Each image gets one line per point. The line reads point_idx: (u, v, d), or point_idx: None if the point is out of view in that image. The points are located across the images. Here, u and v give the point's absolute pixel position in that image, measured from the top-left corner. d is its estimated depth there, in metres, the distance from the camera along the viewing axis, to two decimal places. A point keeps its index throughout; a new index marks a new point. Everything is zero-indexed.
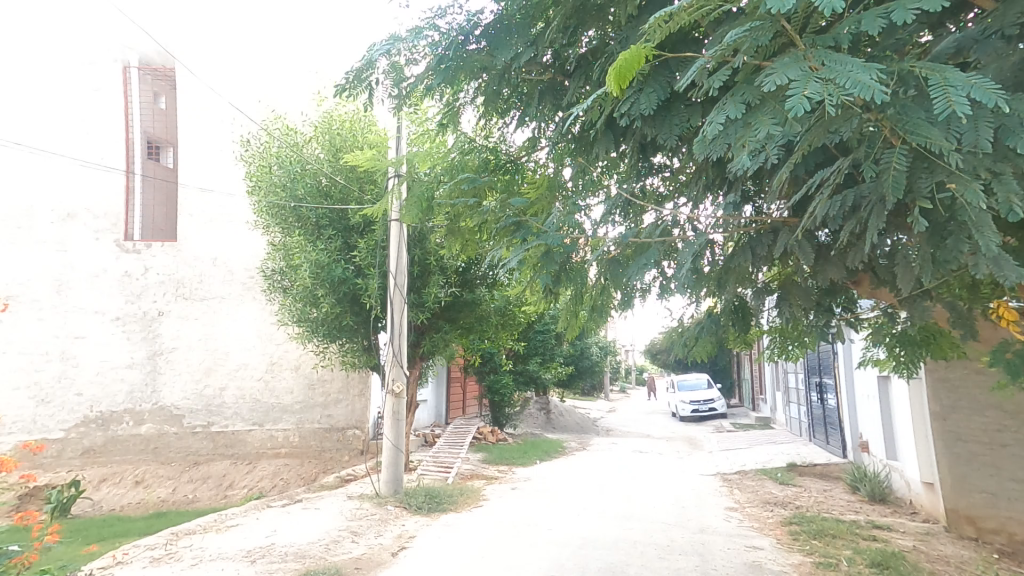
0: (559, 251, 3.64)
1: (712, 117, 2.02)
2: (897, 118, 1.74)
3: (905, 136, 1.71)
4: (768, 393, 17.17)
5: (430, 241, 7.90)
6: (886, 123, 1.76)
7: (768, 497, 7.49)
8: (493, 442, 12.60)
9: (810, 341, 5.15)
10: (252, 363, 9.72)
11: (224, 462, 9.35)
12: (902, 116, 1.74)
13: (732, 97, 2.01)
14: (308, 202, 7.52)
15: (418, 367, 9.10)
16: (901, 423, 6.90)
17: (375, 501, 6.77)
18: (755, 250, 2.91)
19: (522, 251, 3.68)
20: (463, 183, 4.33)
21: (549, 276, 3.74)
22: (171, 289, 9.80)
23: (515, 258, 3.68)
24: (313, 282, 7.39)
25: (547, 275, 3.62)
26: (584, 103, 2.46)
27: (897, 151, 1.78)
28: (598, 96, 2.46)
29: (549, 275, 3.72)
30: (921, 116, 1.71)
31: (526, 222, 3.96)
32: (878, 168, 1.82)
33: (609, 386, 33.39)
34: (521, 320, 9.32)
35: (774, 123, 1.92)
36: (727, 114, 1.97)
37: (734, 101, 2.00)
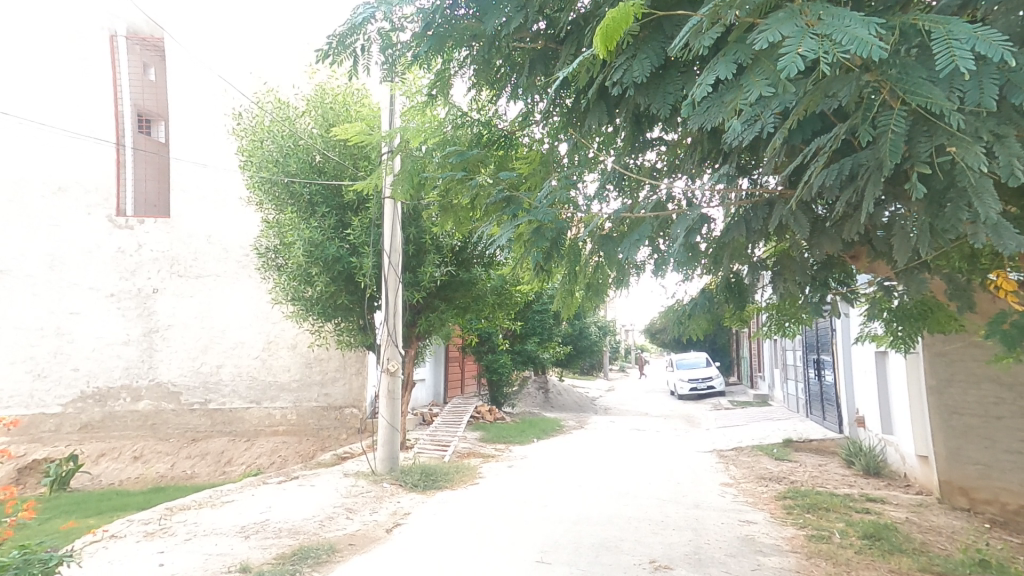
0: (550, 228, 3.54)
1: (703, 81, 1.93)
2: (898, 79, 1.66)
3: (905, 96, 1.63)
4: (765, 373, 17.26)
5: (425, 220, 7.81)
6: (886, 84, 1.67)
7: (763, 473, 7.54)
8: (490, 420, 12.69)
9: (806, 319, 5.12)
10: (249, 342, 9.73)
11: (222, 439, 9.42)
12: (904, 75, 1.65)
13: (724, 56, 1.92)
14: (301, 178, 7.41)
15: (415, 345, 9.10)
16: (897, 399, 6.92)
17: (371, 477, 6.81)
18: (749, 224, 2.83)
19: (512, 228, 3.59)
20: (452, 156, 4.22)
21: (540, 254, 3.66)
22: (166, 266, 9.73)
23: (506, 234, 3.60)
24: (307, 260, 7.34)
25: (539, 253, 3.54)
26: (572, 66, 2.35)
27: (897, 114, 1.70)
28: (587, 59, 2.35)
29: (540, 254, 3.65)
30: (923, 75, 1.62)
31: (516, 197, 3.87)
32: (876, 132, 1.73)
33: (607, 366, 33.63)
34: (518, 299, 9.29)
35: (767, 85, 1.84)
36: (718, 76, 1.89)
37: (726, 61, 1.91)
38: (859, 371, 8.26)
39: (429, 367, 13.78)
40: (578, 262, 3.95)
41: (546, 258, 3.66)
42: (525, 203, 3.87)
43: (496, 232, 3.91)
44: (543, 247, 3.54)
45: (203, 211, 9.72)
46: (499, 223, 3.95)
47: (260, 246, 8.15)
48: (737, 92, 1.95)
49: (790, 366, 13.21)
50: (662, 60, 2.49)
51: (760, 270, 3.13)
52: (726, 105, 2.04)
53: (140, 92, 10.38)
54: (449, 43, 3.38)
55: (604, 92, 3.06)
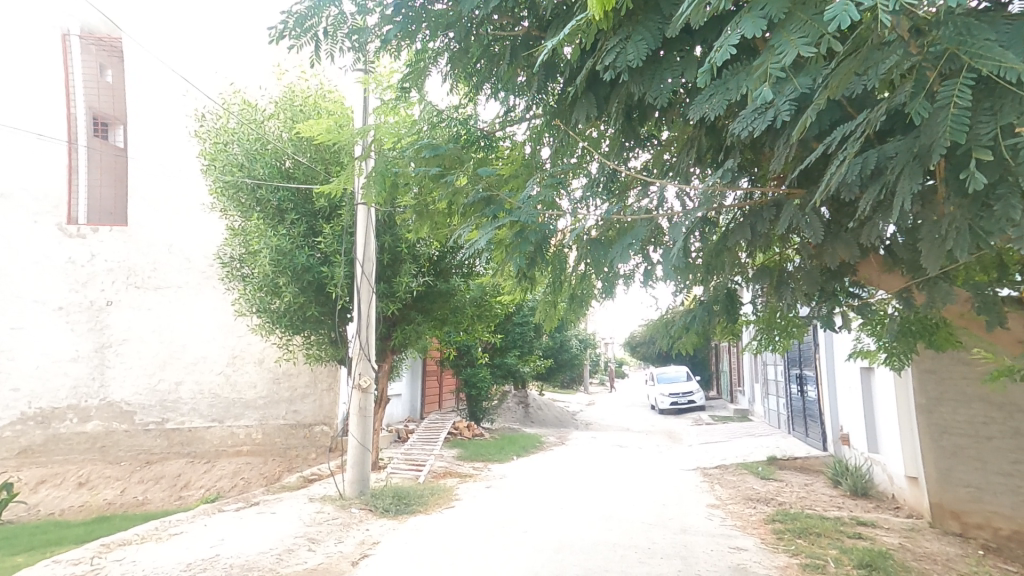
0: (535, 231, 3.24)
1: (725, 42, 1.69)
2: (960, 41, 1.44)
3: (971, 61, 1.41)
4: (745, 386, 17.24)
5: (401, 228, 7.45)
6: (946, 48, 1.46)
7: (749, 493, 7.30)
8: (468, 437, 12.25)
9: (798, 332, 4.94)
10: (212, 358, 9.18)
11: (180, 462, 8.80)
12: (966, 37, 1.44)
13: (750, 13, 1.69)
14: (268, 184, 6.98)
15: (389, 360, 8.67)
16: (885, 416, 6.76)
17: (338, 502, 6.31)
18: (753, 227, 2.57)
19: (492, 229, 3.26)
20: (425, 151, 3.91)
21: (525, 266, 3.34)
22: (121, 277, 9.13)
23: (485, 236, 3.26)
24: (274, 269, 6.93)
25: (522, 260, 3.20)
26: (564, 32, 2.08)
27: (961, 82, 1.49)
28: (583, 25, 2.09)
29: (528, 264, 3.34)
30: (991, 36, 1.41)
31: (497, 196, 3.57)
32: (931, 108, 1.51)
33: (588, 380, 33.46)
34: (498, 311, 8.98)
35: (805, 43, 1.63)
36: (744, 34, 1.65)
37: (752, 19, 1.68)
38: (844, 386, 8.13)
39: (406, 381, 13.30)
40: (561, 268, 3.68)
41: (530, 267, 3.34)
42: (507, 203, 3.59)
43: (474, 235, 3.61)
44: (529, 250, 3.21)
45: (161, 216, 9.16)
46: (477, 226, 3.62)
47: (220, 255, 7.64)
48: (766, 54, 1.72)
49: (772, 380, 13.12)
50: (659, 44, 2.24)
51: (762, 280, 2.88)
52: (749, 75, 1.80)
53: (95, 94, 9.54)
54: (420, 25, 3.11)
55: (593, 81, 2.83)
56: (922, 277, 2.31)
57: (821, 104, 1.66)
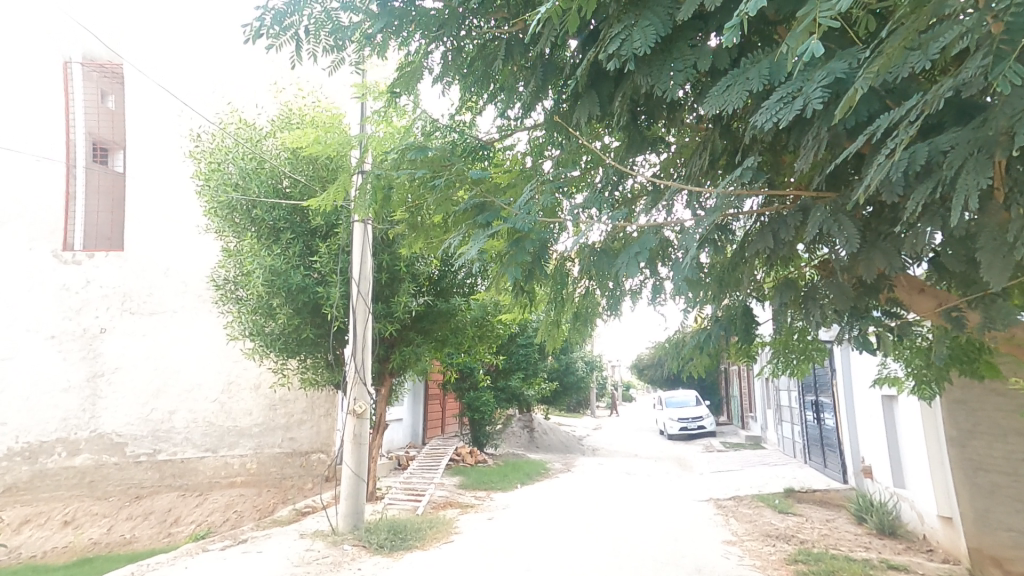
0: (534, 242, 3.01)
1: None
2: None
3: None
4: (757, 408, 16.74)
5: (398, 246, 7.24)
6: None
7: (769, 529, 6.84)
8: (472, 464, 11.82)
9: (817, 354, 4.64)
10: (206, 385, 8.91)
11: (171, 495, 8.46)
12: None
13: None
14: (263, 203, 6.81)
15: (387, 384, 8.37)
16: (912, 447, 6.34)
17: (330, 539, 5.92)
18: (777, 234, 2.27)
19: (484, 238, 3.01)
20: (410, 151, 3.74)
21: (524, 280, 3.09)
22: (116, 303, 8.94)
23: (476, 247, 3.00)
24: (268, 291, 6.71)
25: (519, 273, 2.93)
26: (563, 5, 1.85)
27: None
28: None
29: (527, 278, 3.11)
30: None
31: (492, 203, 3.33)
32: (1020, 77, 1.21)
33: (595, 402, 32.89)
34: (500, 331, 8.71)
35: None
36: None
37: None
38: (866, 412, 7.72)
39: (407, 405, 12.95)
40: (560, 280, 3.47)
41: (529, 281, 3.10)
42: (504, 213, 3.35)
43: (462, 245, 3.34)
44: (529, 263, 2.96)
45: (152, 236, 8.98)
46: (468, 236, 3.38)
47: (213, 278, 7.41)
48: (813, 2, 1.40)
49: (786, 404, 12.65)
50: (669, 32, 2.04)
51: (782, 296, 2.51)
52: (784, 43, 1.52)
53: (95, 119, 9.56)
54: (405, 20, 2.94)
55: (597, 78, 2.70)
56: (977, 292, 2.06)
57: (870, 78, 1.41)
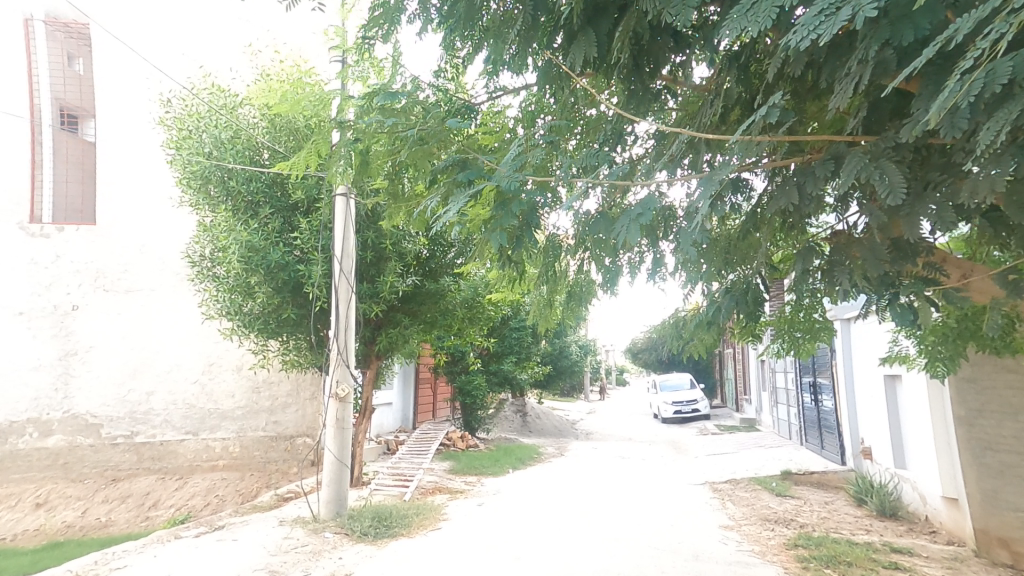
0: (522, 202, 2.70)
1: None
2: None
3: None
4: (751, 393, 16.66)
5: (385, 223, 6.91)
6: None
7: (766, 512, 6.66)
8: (462, 448, 11.61)
9: (822, 334, 4.41)
10: (186, 367, 8.58)
11: (149, 478, 8.18)
12: None
13: None
14: (240, 174, 6.42)
15: (374, 366, 8.08)
16: (917, 429, 6.13)
17: (311, 526, 5.66)
18: (802, 187, 1.96)
19: (465, 199, 2.71)
20: (377, 96, 3.40)
21: (512, 247, 2.78)
22: (88, 280, 8.57)
23: (456, 206, 2.69)
24: (245, 268, 6.36)
25: (504, 240, 2.63)
26: None
27: None
28: None
29: (517, 245, 2.78)
30: None
31: (475, 160, 3.07)
32: None
33: (588, 388, 32.87)
34: (491, 314, 8.43)
35: None
36: None
37: None
38: (866, 395, 7.55)
39: (397, 389, 12.69)
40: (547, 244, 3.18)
41: (517, 249, 2.78)
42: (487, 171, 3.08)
43: (439, 208, 3.02)
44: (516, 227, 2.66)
45: (127, 211, 8.59)
46: (446, 196, 3.03)
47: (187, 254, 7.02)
48: None
49: (782, 387, 12.52)
50: None
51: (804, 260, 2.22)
52: None
53: (61, 84, 8.94)
54: None
55: (595, 16, 2.43)
56: None
57: None
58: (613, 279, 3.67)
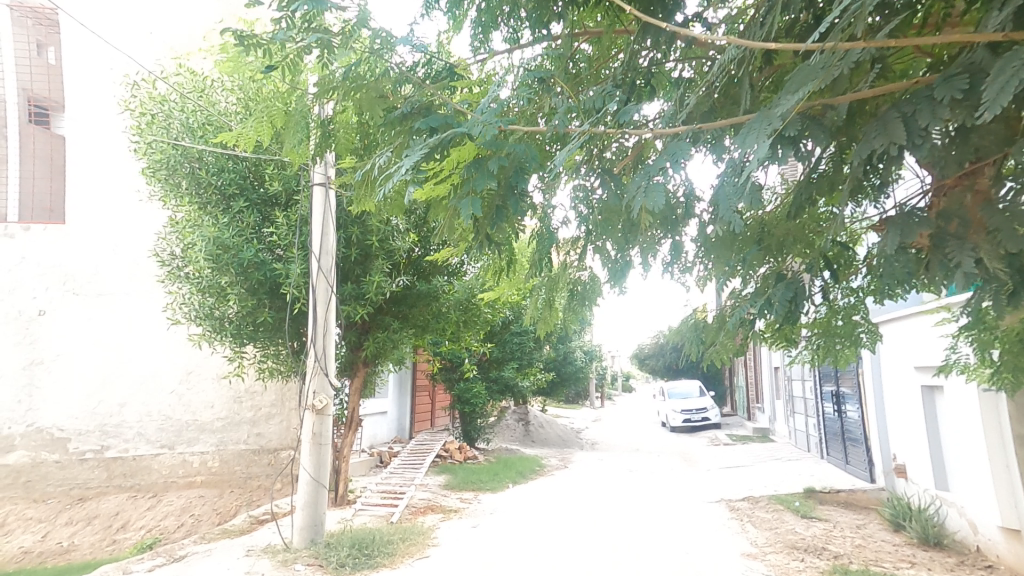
0: (504, 158, 2.23)
1: None
2: None
3: None
4: (764, 401, 15.92)
5: (371, 218, 6.36)
6: None
7: (793, 539, 5.97)
8: (460, 460, 10.96)
9: (859, 341, 3.84)
10: (163, 376, 8.01)
11: (119, 496, 7.58)
12: None
13: None
14: (213, 164, 5.85)
15: (362, 374, 7.45)
16: (963, 446, 5.45)
17: (281, 557, 5.01)
18: (911, 120, 1.56)
19: (422, 152, 2.25)
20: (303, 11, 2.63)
21: (489, 219, 2.33)
22: (56, 283, 8.04)
23: (412, 158, 2.26)
24: (214, 268, 5.77)
25: (478, 208, 2.13)
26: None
27: None
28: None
29: (496, 218, 2.33)
30: None
31: (442, 105, 2.77)
32: None
33: (593, 396, 32.20)
34: (488, 317, 7.82)
35: None
36: None
37: None
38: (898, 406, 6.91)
39: (392, 397, 12.08)
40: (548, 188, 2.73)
41: (493, 225, 2.34)
42: (453, 117, 2.76)
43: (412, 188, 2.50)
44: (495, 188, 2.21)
45: (97, 208, 8.08)
46: (402, 147, 2.78)
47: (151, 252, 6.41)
48: None
49: (799, 396, 11.80)
50: None
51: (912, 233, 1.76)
52: None
53: (30, 73, 8.55)
54: None
55: None
56: None
57: None
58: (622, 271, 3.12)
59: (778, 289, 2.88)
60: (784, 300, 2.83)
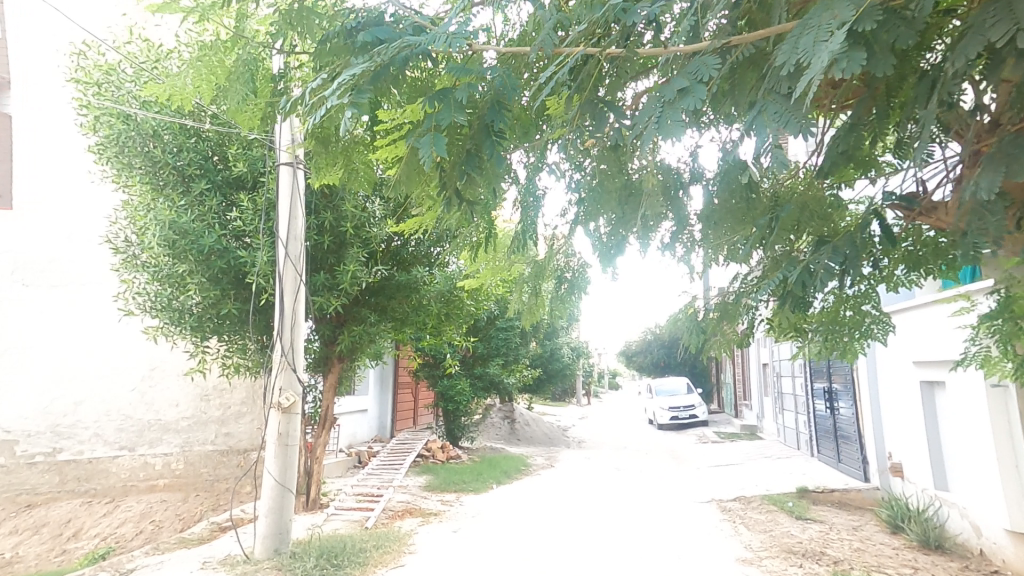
0: (473, 87, 1.92)
1: None
2: None
3: None
4: (752, 399, 15.76)
5: (346, 203, 5.96)
6: None
7: (789, 543, 5.70)
8: (442, 460, 10.56)
9: (867, 332, 3.57)
10: (123, 372, 7.48)
11: (73, 502, 7.05)
12: None
13: None
14: (171, 141, 5.34)
15: (336, 371, 6.99)
16: (965, 443, 5.25)
17: (240, 569, 4.57)
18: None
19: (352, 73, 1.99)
20: None
21: (453, 170, 2.12)
22: (5, 273, 7.46)
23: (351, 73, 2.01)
24: (172, 255, 5.30)
25: (442, 145, 1.86)
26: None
27: None
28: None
29: (459, 172, 2.11)
30: None
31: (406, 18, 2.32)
32: None
33: (580, 393, 32.04)
34: (471, 311, 7.42)
35: None
36: None
37: None
38: (895, 404, 6.67)
39: (372, 394, 11.63)
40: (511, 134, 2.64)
41: (463, 181, 2.14)
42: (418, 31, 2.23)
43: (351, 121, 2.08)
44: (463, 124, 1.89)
45: (49, 192, 7.55)
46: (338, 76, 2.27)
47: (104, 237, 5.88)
48: None
49: (789, 393, 11.63)
50: None
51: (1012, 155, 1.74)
52: None
53: None
54: None
55: None
56: None
57: None
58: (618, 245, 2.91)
59: (823, 254, 2.51)
60: (831, 268, 2.45)
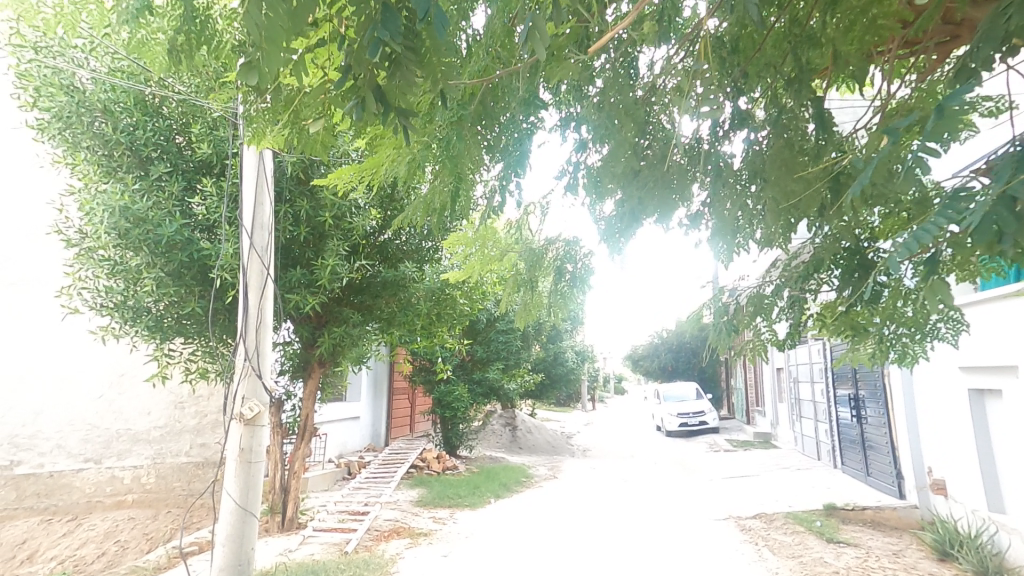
0: None
1: None
2: None
3: None
4: (766, 405, 15.02)
5: (324, 191, 5.40)
6: None
7: (825, 571, 5.02)
8: (438, 471, 9.92)
9: (930, 332, 2.94)
10: (87, 379, 6.91)
11: (29, 521, 6.43)
12: None
13: None
14: (123, 116, 4.68)
15: (317, 377, 6.34)
16: None
17: None
18: None
19: None
20: None
21: (362, 39, 1.39)
22: None
23: None
24: (125, 246, 4.65)
25: None
26: None
27: None
28: None
29: (368, 44, 1.32)
30: None
31: None
32: None
33: (586, 399, 31.34)
34: (465, 311, 6.80)
35: None
36: None
37: None
38: (937, 414, 5.97)
39: (366, 400, 11.03)
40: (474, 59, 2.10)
41: (397, 81, 1.44)
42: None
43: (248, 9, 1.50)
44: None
45: None
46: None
47: (51, 226, 5.26)
48: None
49: (808, 399, 10.91)
50: None
51: None
52: None
53: None
54: None
55: None
56: None
57: None
58: (636, 210, 2.31)
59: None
60: None
